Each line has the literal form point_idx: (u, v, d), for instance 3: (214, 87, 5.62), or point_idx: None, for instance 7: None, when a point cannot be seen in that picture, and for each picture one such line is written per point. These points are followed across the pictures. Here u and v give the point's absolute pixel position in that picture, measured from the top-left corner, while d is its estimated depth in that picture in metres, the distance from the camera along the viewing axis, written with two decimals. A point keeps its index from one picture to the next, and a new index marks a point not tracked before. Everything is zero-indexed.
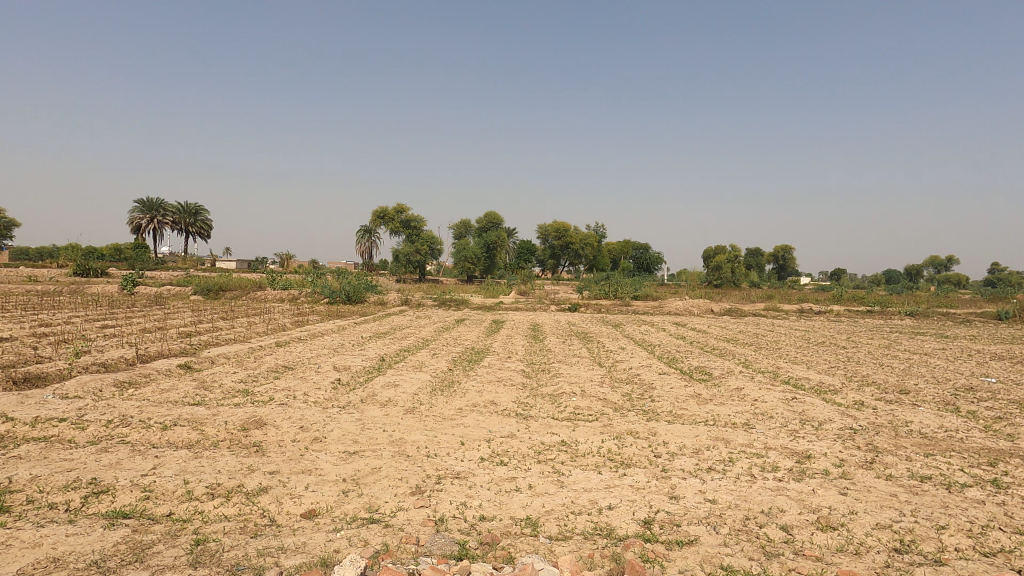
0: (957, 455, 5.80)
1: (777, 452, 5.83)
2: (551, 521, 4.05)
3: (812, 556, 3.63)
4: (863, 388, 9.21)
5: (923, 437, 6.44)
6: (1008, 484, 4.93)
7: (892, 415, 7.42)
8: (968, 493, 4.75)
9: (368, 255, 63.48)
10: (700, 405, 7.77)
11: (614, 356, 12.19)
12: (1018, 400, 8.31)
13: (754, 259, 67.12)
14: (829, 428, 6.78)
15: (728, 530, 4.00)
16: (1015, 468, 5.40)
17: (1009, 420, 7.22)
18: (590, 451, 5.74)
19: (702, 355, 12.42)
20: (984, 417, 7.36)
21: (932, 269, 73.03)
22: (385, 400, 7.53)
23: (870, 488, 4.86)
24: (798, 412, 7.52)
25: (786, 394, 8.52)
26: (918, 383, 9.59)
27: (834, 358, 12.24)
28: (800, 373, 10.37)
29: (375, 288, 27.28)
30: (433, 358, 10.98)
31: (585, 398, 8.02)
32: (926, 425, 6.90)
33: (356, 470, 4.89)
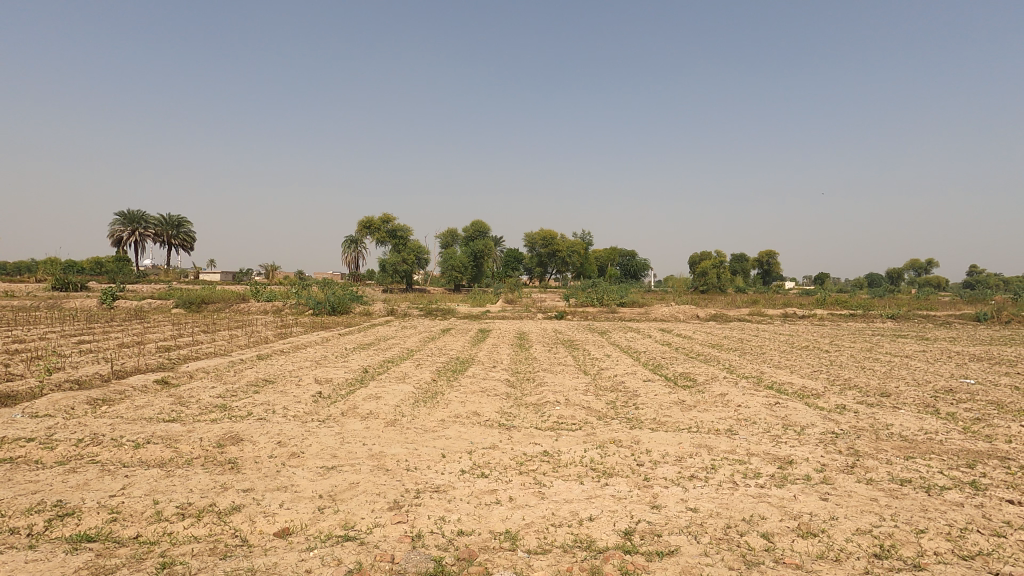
0: (937, 458, 5.84)
1: (759, 458, 5.82)
2: (531, 534, 4.00)
3: (791, 564, 3.61)
4: (845, 391, 9.28)
5: (902, 440, 6.48)
6: (986, 486, 4.97)
7: (873, 418, 7.47)
8: (947, 496, 4.77)
9: (354, 265, 63.10)
10: (683, 412, 7.77)
11: (599, 363, 12.18)
12: (996, 401, 8.44)
13: (739, 265, 67.69)
14: (811, 433, 6.80)
15: (708, 539, 3.97)
16: (993, 470, 5.44)
17: (988, 421, 7.31)
18: (572, 461, 5.69)
19: (687, 361, 12.48)
20: (963, 418, 7.44)
21: (914, 272, 74.13)
22: (366, 413, 7.42)
23: (851, 493, 4.87)
24: (780, 417, 7.54)
25: (769, 399, 8.56)
26: (899, 385, 9.69)
27: (817, 362, 12.33)
28: (784, 378, 10.43)
29: (361, 299, 27.06)
30: (417, 369, 10.89)
31: (569, 407, 7.99)
32: (906, 428, 6.95)
33: (333, 486, 4.79)
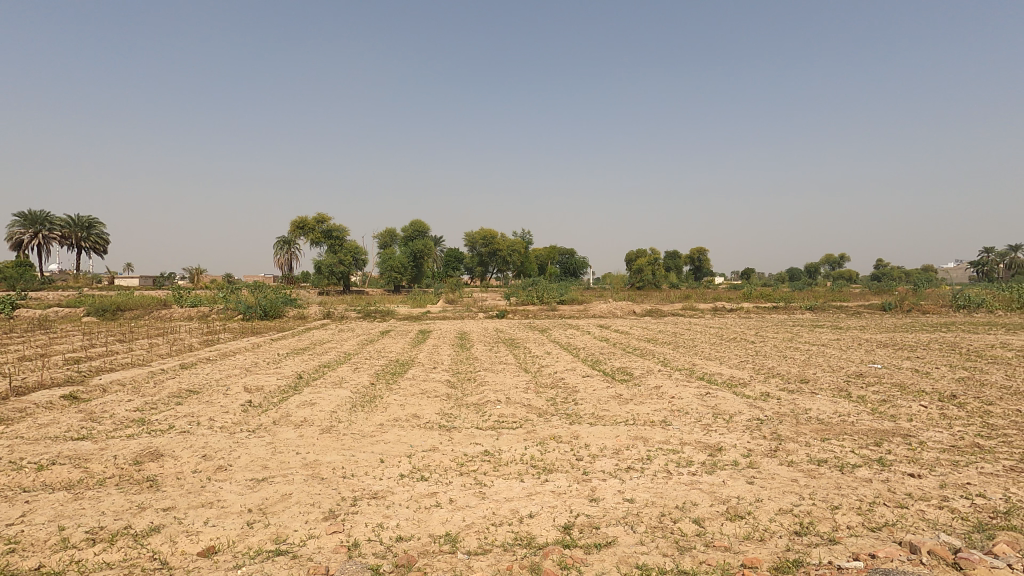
0: (849, 438, 6.30)
1: (691, 446, 6.07)
2: (471, 535, 3.98)
3: (721, 546, 3.78)
4: (769, 379, 9.83)
5: (820, 422, 6.95)
6: (891, 462, 5.41)
7: (793, 404, 7.97)
8: (858, 473, 5.15)
9: (288, 267, 60.65)
10: (620, 406, 7.98)
11: (539, 361, 12.31)
12: (899, 383, 9.21)
13: (673, 261, 70.36)
14: (739, 420, 7.16)
15: (644, 528, 4.09)
16: (897, 446, 5.93)
17: (892, 402, 7.96)
18: (512, 459, 5.71)
19: (625, 356, 12.84)
20: (872, 400, 8.07)
21: (829, 266, 79.71)
22: (300, 420, 7.14)
23: (774, 475, 5.16)
24: (710, 406, 7.90)
25: (700, 390, 8.94)
26: (816, 372, 10.38)
27: (744, 353, 12.99)
28: (714, 369, 10.93)
29: (295, 302, 26.05)
30: (355, 373, 10.60)
31: (509, 405, 8.02)
32: (822, 411, 7.46)
33: (264, 498, 4.58)
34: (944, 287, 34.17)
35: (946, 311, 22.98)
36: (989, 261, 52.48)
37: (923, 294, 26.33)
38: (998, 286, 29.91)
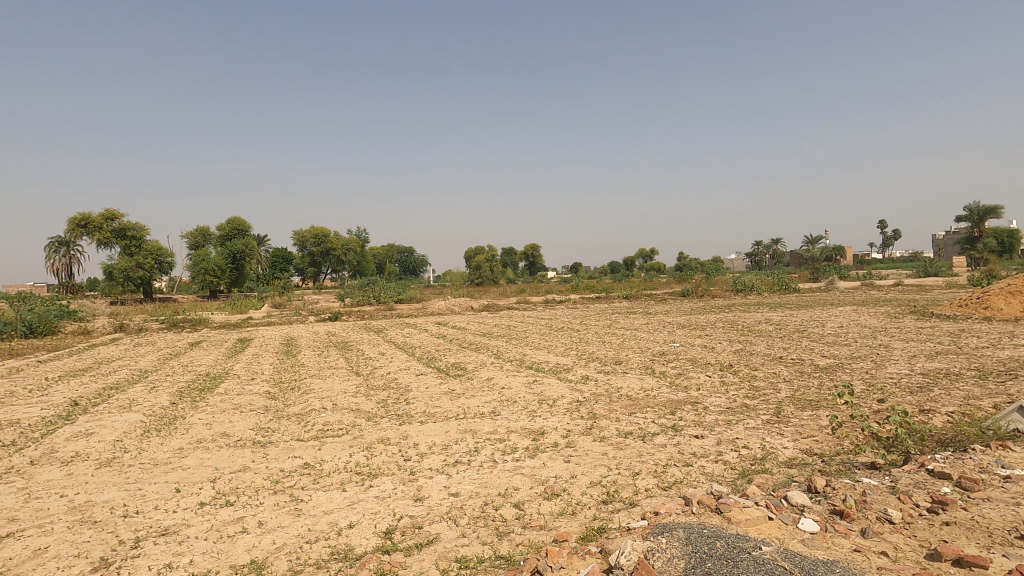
0: (651, 410, 7.10)
1: (517, 434, 6.33)
2: (280, 558, 3.64)
3: (537, 526, 3.96)
4: (589, 363, 10.69)
5: (628, 398, 7.74)
6: (682, 427, 6.21)
7: (608, 384, 8.77)
8: (656, 440, 5.81)
9: (66, 274, 50.61)
10: (452, 401, 8.03)
11: (372, 362, 11.90)
12: (691, 358, 10.67)
13: (509, 258, 73.36)
14: (560, 403, 7.66)
15: (466, 520, 4.14)
16: (687, 413, 6.84)
17: (685, 374, 9.19)
18: (335, 468, 5.40)
19: (460, 351, 13.01)
20: (670, 375, 9.22)
21: (642, 259, 89.80)
22: (70, 456, 5.95)
23: (587, 452, 5.60)
24: (536, 393, 8.34)
25: (528, 378, 9.40)
26: (628, 354, 11.57)
27: (569, 341, 13.97)
28: (542, 357, 11.59)
29: (75, 315, 21.82)
30: (151, 393, 9.18)
31: (336, 412, 7.60)
32: (631, 388, 8.32)
33: (7, 559, 3.69)
34: (728, 274, 40.46)
35: (729, 295, 27.24)
36: (759, 251, 63.34)
37: (711, 281, 30.89)
38: (764, 273, 36.39)
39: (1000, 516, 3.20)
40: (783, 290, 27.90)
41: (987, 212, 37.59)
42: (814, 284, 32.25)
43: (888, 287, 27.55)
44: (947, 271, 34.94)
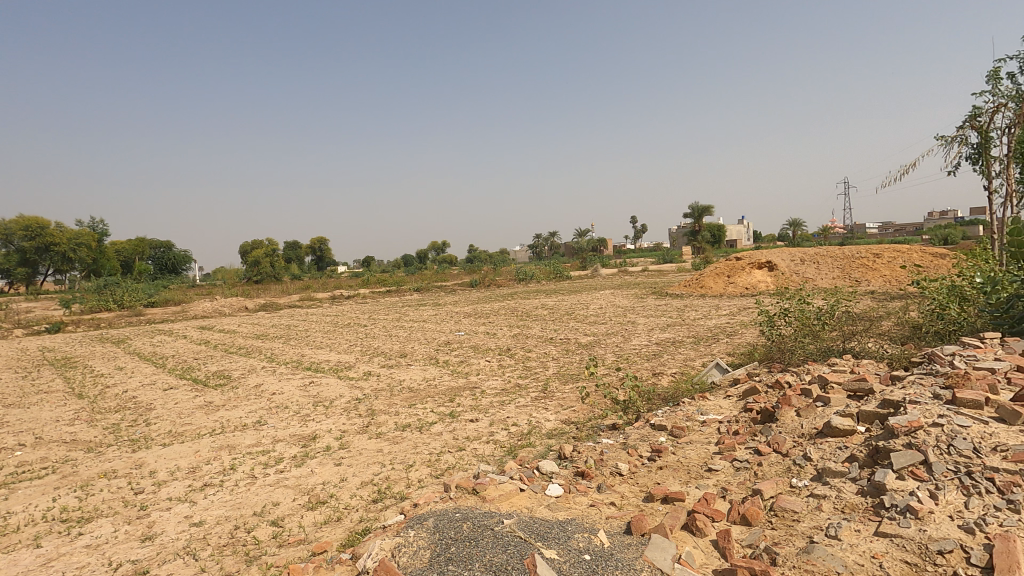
0: (431, 399, 7.11)
1: (284, 443, 5.75)
2: None
3: (295, 541, 3.61)
4: (372, 358, 10.33)
5: (410, 390, 7.65)
6: (459, 413, 6.32)
7: (390, 378, 8.56)
8: (433, 428, 5.81)
9: None
10: (207, 415, 6.98)
11: (104, 380, 9.76)
12: (474, 345, 11.06)
13: (293, 251, 67.75)
14: (338, 404, 7.22)
15: (209, 551, 3.57)
16: (465, 398, 7.00)
17: (467, 361, 9.46)
18: (29, 520, 4.23)
19: (225, 358, 11.47)
20: (453, 362, 9.40)
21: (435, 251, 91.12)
22: None
23: (362, 451, 5.34)
24: (312, 395, 7.73)
25: (304, 381, 8.69)
26: (414, 345, 11.51)
27: (354, 337, 13.34)
28: (322, 357, 10.85)
29: None
30: None
31: (40, 447, 6.00)
32: (413, 380, 8.26)
33: None
34: (512, 264, 43.32)
35: (512, 283, 29.16)
36: (539, 242, 69.13)
37: (497, 270, 32.70)
38: (543, 262, 39.85)
39: (696, 455, 3.92)
40: (558, 277, 30.89)
41: (703, 210, 46.83)
42: (583, 271, 36.42)
43: (637, 272, 32.47)
44: (679, 258, 42.61)
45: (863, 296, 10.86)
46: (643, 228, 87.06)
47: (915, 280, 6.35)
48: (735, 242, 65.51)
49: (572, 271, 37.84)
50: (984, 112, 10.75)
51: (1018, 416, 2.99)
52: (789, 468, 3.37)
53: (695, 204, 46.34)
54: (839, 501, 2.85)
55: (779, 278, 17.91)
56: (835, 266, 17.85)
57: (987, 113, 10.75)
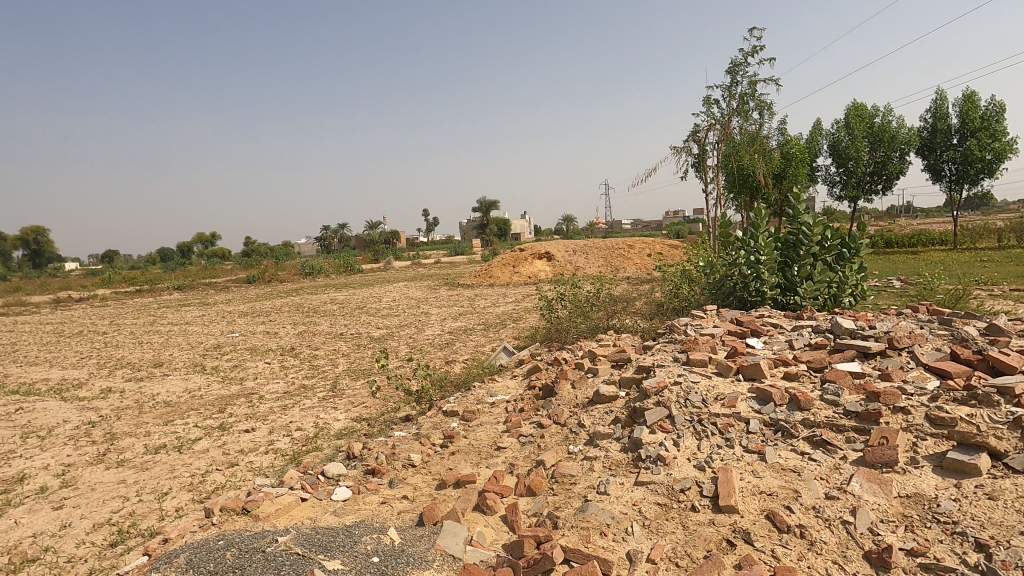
0: (195, 412, 6.08)
1: None
2: None
3: None
4: (113, 372, 8.46)
5: (166, 405, 6.43)
6: (231, 424, 5.51)
7: (139, 393, 7.10)
8: (197, 446, 4.96)
9: None
10: None
11: None
12: (251, 346, 9.84)
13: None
14: (60, 432, 5.71)
15: None
16: (239, 407, 6.15)
17: (242, 365, 8.36)
18: None
19: None
20: (224, 368, 8.21)
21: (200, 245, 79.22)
22: None
23: (95, 486, 4.28)
24: (19, 426, 5.99)
25: (7, 408, 6.69)
26: (172, 351, 9.77)
27: (86, 348, 10.77)
28: (37, 375, 8.51)
29: None
30: None
31: None
32: (170, 393, 6.97)
33: None
34: (296, 257, 39.96)
35: (298, 277, 26.91)
36: (327, 235, 65.13)
37: (278, 264, 29.81)
38: (332, 256, 37.60)
39: (487, 435, 4.03)
40: (348, 271, 29.47)
41: (490, 205, 49.40)
42: (375, 265, 35.41)
43: (430, 264, 32.73)
44: (469, 250, 44.24)
45: (621, 281, 12.57)
46: (435, 221, 88.30)
47: (658, 265, 7.53)
48: (519, 236, 70.63)
49: (363, 263, 36.48)
50: (701, 129, 13.29)
51: (729, 370, 3.71)
52: (567, 436, 3.66)
53: (483, 198, 48.55)
54: (607, 459, 3.18)
55: (557, 267, 19.76)
56: (600, 256, 20.38)
57: (703, 131, 13.31)
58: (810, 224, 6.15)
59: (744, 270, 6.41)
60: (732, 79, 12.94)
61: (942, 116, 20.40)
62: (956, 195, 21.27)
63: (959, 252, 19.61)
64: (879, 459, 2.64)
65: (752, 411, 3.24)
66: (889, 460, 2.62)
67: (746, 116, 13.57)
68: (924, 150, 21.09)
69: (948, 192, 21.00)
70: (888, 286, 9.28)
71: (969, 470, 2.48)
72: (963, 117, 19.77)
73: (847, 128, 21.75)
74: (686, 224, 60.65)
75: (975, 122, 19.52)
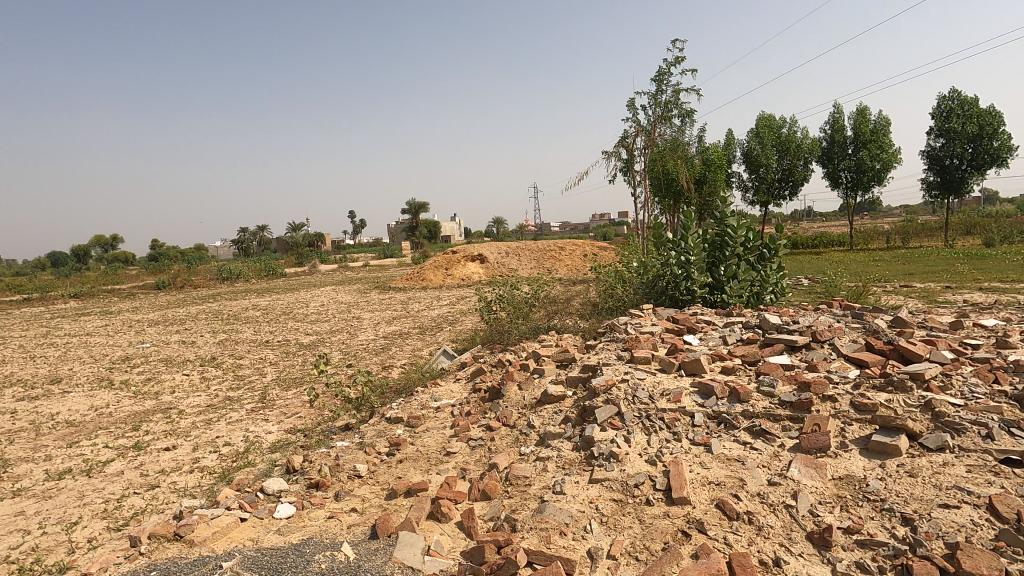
0: (104, 432, 5.51)
1: None
2: None
3: None
4: (2, 391, 7.50)
5: (68, 426, 5.78)
6: (149, 443, 5.04)
7: (34, 413, 6.34)
8: (109, 468, 4.49)
9: None
10: None
11: None
12: (165, 357, 9.08)
13: None
14: None
15: None
16: (157, 424, 5.65)
17: (157, 378, 7.67)
18: None
19: None
20: (135, 382, 7.50)
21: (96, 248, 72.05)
22: None
23: None
24: None
25: None
26: (72, 366, 8.81)
27: None
28: None
29: None
30: None
31: None
32: (74, 411, 6.28)
33: None
34: (211, 261, 37.37)
35: (214, 283, 25.13)
36: (245, 238, 61.52)
37: (191, 268, 27.76)
38: (252, 259, 35.52)
39: (434, 441, 3.94)
40: (269, 275, 27.94)
41: (419, 208, 48.62)
42: (299, 268, 33.83)
43: (358, 268, 31.70)
44: (399, 252, 43.30)
45: (555, 282, 12.72)
46: (362, 223, 85.75)
47: (593, 266, 7.70)
48: (449, 238, 70.08)
49: (287, 267, 34.75)
50: (629, 135, 13.79)
51: (672, 366, 3.86)
52: (517, 438, 3.66)
53: (412, 201, 47.65)
54: (560, 459, 3.20)
55: (489, 269, 19.74)
56: (532, 258, 20.57)
57: (631, 136, 13.81)
58: (734, 226, 6.49)
59: (675, 270, 6.68)
60: (657, 88, 13.53)
61: (839, 129, 22.35)
62: (851, 201, 23.32)
63: (854, 252, 21.44)
64: (813, 445, 2.82)
65: (696, 405, 3.38)
66: (823, 445, 2.81)
67: (669, 123, 14.20)
68: (824, 159, 23.00)
69: (844, 198, 22.98)
70: (799, 284, 10.01)
71: (890, 450, 2.70)
72: (856, 129, 21.74)
73: (758, 138, 23.31)
74: (612, 226, 62.66)
75: (866, 134, 21.52)
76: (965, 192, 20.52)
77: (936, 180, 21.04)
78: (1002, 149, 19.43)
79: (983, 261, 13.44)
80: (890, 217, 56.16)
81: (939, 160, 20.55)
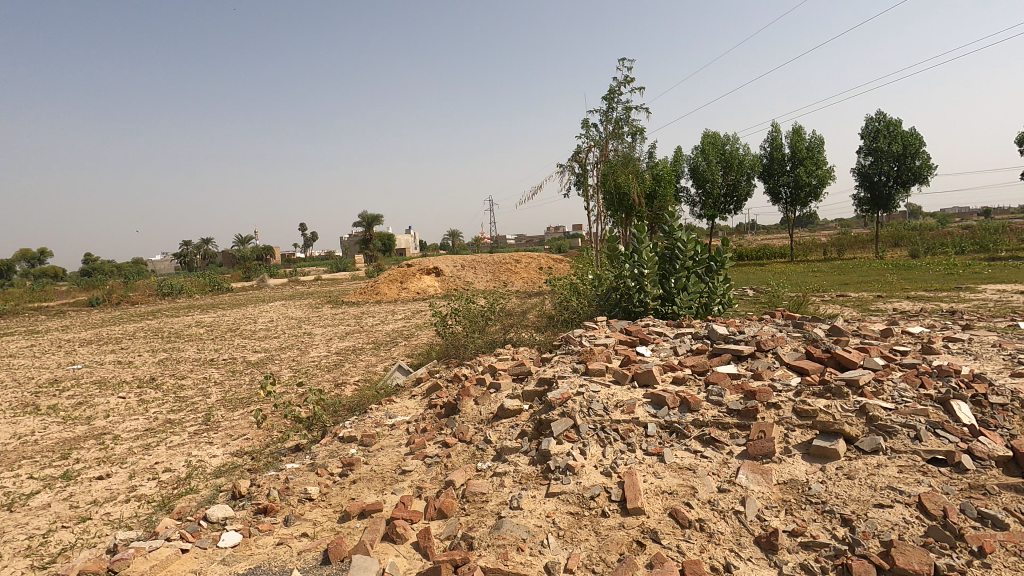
0: (28, 462, 5.11)
1: None
2: None
3: None
4: None
5: None
6: (79, 472, 4.71)
7: None
8: (34, 501, 4.17)
9: None
10: None
11: None
12: (99, 379, 8.52)
13: None
14: None
15: None
16: (88, 451, 5.28)
17: (90, 401, 7.21)
18: None
19: None
20: (65, 406, 7.02)
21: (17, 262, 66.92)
22: None
23: None
24: None
25: None
26: None
27: None
28: None
29: None
30: None
31: None
32: None
33: None
34: (151, 275, 35.61)
35: (154, 298, 23.89)
36: (188, 251, 59.12)
37: (128, 283, 26.24)
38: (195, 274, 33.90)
39: (389, 459, 3.87)
40: (214, 290, 26.77)
41: (372, 220, 47.93)
42: (246, 283, 32.56)
43: (309, 282, 30.81)
44: (353, 266, 42.55)
45: (511, 295, 12.79)
46: (313, 235, 83.59)
47: (549, 278, 7.77)
48: (403, 253, 69.26)
49: (233, 282, 33.44)
50: (582, 150, 14.06)
51: (626, 378, 3.93)
52: (474, 453, 3.63)
53: (364, 214, 47.01)
54: (517, 473, 3.19)
55: (445, 282, 19.63)
56: (488, 270, 20.61)
57: (584, 151, 14.09)
58: (683, 240, 6.72)
59: (628, 283, 6.81)
60: (608, 105, 13.92)
61: (778, 146, 23.56)
62: (790, 215, 24.55)
63: (795, 264, 22.57)
64: (760, 451, 2.93)
65: (649, 415, 3.45)
66: (768, 451, 2.92)
67: (620, 139, 14.61)
68: (765, 175, 24.16)
69: (784, 212, 24.18)
70: (745, 295, 10.42)
71: (830, 454, 2.84)
72: (793, 147, 22.96)
73: (703, 154, 24.25)
74: (566, 240, 63.38)
75: (802, 152, 22.77)
76: (893, 207, 21.92)
77: (866, 196, 22.39)
78: (924, 168, 20.94)
79: (909, 270, 14.46)
80: (826, 230, 59.31)
81: (868, 177, 21.90)
